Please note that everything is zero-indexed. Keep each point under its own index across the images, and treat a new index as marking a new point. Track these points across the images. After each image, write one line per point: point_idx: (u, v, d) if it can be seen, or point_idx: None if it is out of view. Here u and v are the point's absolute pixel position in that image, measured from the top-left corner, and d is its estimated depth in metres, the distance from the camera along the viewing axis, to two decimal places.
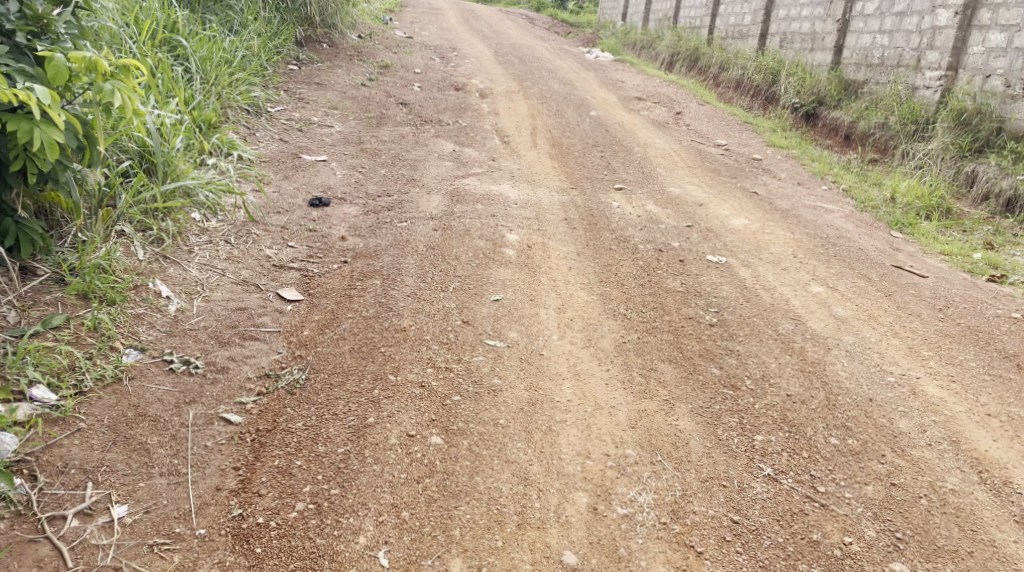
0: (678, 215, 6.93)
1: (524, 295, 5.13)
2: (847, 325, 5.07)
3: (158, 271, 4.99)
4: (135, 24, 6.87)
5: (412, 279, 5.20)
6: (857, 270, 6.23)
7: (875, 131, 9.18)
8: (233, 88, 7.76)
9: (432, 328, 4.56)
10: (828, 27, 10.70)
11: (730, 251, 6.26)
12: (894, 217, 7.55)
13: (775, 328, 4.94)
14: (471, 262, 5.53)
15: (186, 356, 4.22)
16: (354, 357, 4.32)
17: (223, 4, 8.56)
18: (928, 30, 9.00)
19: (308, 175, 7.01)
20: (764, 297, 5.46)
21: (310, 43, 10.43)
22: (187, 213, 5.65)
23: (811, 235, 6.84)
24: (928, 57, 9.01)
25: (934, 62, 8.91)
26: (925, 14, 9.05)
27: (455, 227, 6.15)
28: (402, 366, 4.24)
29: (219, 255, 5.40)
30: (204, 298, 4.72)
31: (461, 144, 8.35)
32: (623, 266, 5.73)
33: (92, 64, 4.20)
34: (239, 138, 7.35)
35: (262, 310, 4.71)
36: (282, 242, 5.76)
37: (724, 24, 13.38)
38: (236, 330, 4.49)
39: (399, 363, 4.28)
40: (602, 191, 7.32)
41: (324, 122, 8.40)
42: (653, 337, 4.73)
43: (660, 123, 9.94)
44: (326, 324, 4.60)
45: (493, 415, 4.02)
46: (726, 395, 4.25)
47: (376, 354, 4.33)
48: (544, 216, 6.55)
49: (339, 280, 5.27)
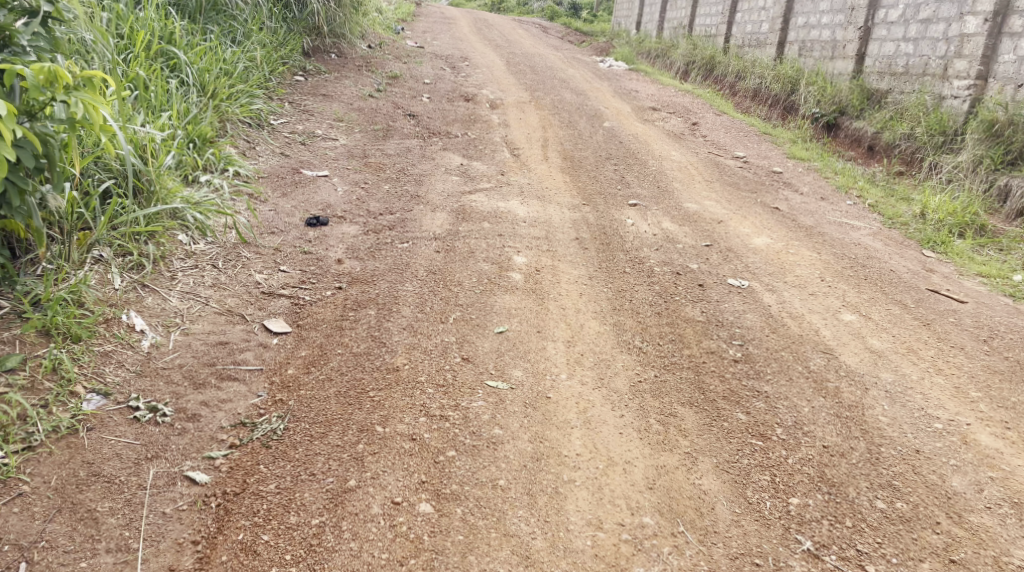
0: (696, 233, 6.52)
1: (531, 326, 4.73)
2: (885, 359, 4.63)
3: (134, 301, 4.60)
4: (130, 35, 6.55)
5: (409, 309, 4.80)
6: (889, 294, 5.79)
7: (901, 143, 8.73)
8: (232, 101, 7.41)
9: (429, 368, 4.15)
10: (849, 35, 10.25)
11: (752, 273, 5.83)
12: (925, 235, 7.10)
13: (805, 363, 4.52)
14: (474, 289, 5.13)
15: (154, 402, 3.82)
16: (341, 403, 3.92)
17: (226, 13, 8.21)
18: (956, 38, 8.55)
19: (306, 192, 6.63)
20: (792, 327, 5.04)
21: (318, 53, 10.07)
22: (173, 236, 5.29)
23: (839, 255, 6.40)
24: (956, 65, 8.54)
25: (961, 71, 8.44)
26: (952, 21, 8.61)
27: (460, 248, 5.75)
28: (392, 417, 3.84)
29: (204, 281, 5.00)
30: (184, 331, 4.31)
31: (470, 157, 7.96)
32: (638, 292, 5.32)
33: (53, 75, 3.87)
34: (237, 152, 6.99)
35: (244, 345, 4.31)
36: (273, 265, 5.37)
37: (742, 31, 12.94)
38: (213, 369, 4.09)
39: (390, 411, 3.87)
40: (616, 207, 6.91)
41: (328, 135, 8.03)
42: (672, 376, 4.30)
43: (677, 134, 9.51)
44: (313, 362, 4.20)
45: (491, 475, 3.61)
46: (755, 447, 3.82)
47: (364, 400, 3.93)
48: (554, 235, 6.14)
49: (332, 309, 4.87)
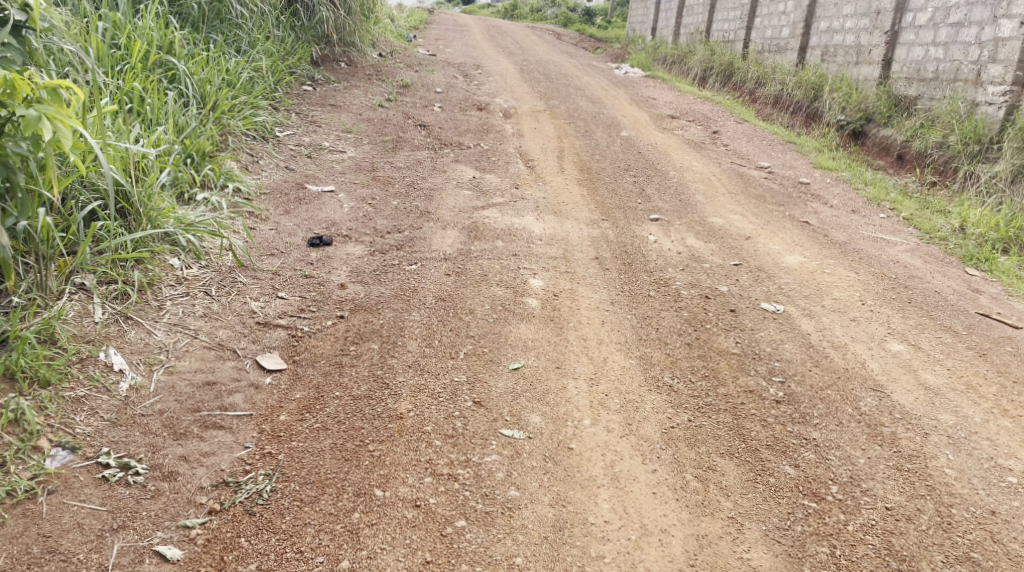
0: (722, 250, 6.08)
1: (550, 361, 4.30)
2: (942, 397, 4.34)
3: (115, 336, 4.21)
4: (125, 46, 6.21)
5: (416, 342, 4.38)
6: (937, 319, 5.33)
7: (933, 152, 8.28)
8: (235, 113, 7.01)
9: (436, 415, 3.73)
10: (875, 40, 9.76)
11: (786, 296, 5.37)
12: (967, 251, 6.63)
13: (855, 405, 4.18)
14: (486, 317, 4.70)
15: (127, 458, 3.46)
16: (336, 459, 3.52)
17: (231, 21, 7.84)
18: (989, 42, 8.11)
19: (311, 208, 6.23)
20: (836, 359, 4.59)
21: (326, 62, 9.69)
22: (164, 260, 4.88)
23: (877, 274, 5.93)
24: (990, 70, 8.09)
25: (996, 76, 7.99)
26: (985, 25, 8.16)
27: (472, 271, 5.33)
28: (393, 478, 3.44)
29: (196, 310, 4.59)
30: (168, 370, 3.91)
31: (483, 170, 7.53)
32: (664, 319, 4.88)
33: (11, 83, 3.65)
34: (239, 167, 6.60)
35: (234, 386, 3.89)
36: (271, 291, 4.94)
37: (761, 37, 12.45)
38: (197, 415, 3.68)
39: (391, 469, 3.47)
40: (637, 222, 6.48)
41: (335, 147, 7.63)
42: (708, 420, 3.88)
43: (698, 143, 9.07)
44: (308, 407, 3.79)
45: (507, 550, 3.23)
46: (809, 509, 3.44)
47: (362, 456, 3.52)
48: (572, 255, 5.71)
49: (332, 343, 4.45)
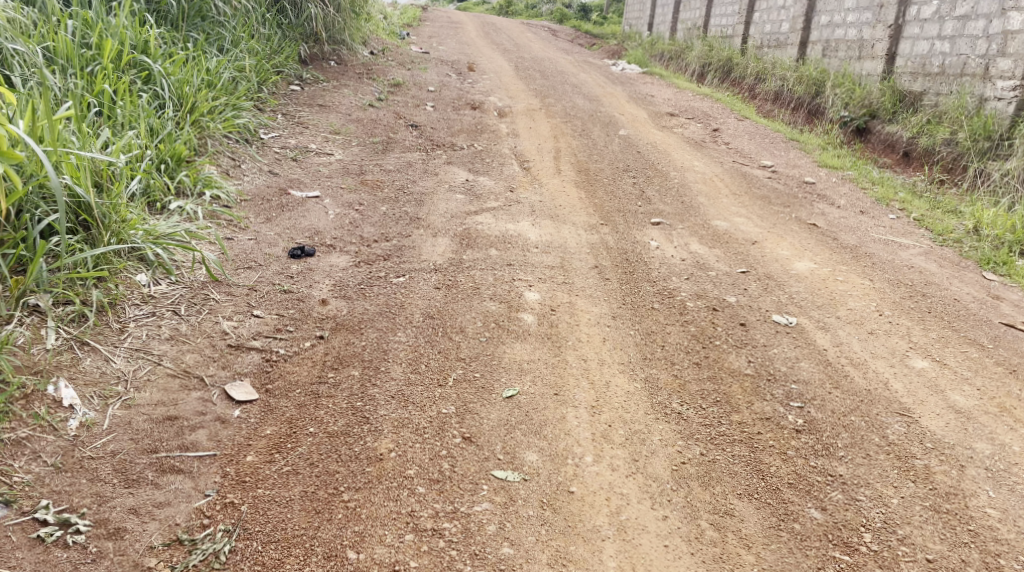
0: (729, 256, 5.71)
1: (546, 386, 3.94)
2: (975, 423, 3.97)
3: (69, 365, 3.80)
4: (95, 47, 5.83)
5: (400, 367, 4.00)
6: (960, 330, 4.95)
7: (941, 149, 7.91)
8: (216, 115, 6.62)
9: (421, 456, 3.44)
10: (878, 33, 9.38)
11: (799, 307, 4.99)
12: (983, 254, 6.24)
13: (882, 432, 3.80)
14: (478, 337, 4.32)
15: (67, 513, 3.16)
16: (305, 511, 3.22)
17: (213, 19, 7.47)
18: (998, 35, 7.74)
19: (294, 216, 5.83)
20: (857, 379, 4.21)
21: (316, 61, 9.29)
22: (130, 276, 4.49)
23: (893, 281, 5.55)
24: (998, 64, 7.73)
25: (1005, 70, 7.63)
26: (993, 17, 7.80)
27: (463, 283, 4.95)
28: (368, 536, 3.15)
29: (161, 333, 4.19)
30: (124, 404, 3.62)
31: (476, 172, 7.15)
32: (669, 335, 4.51)
33: None
34: (218, 172, 6.20)
35: (198, 421, 3.58)
36: (245, 309, 4.52)
37: (760, 32, 12.08)
38: (153, 457, 3.39)
39: (367, 525, 3.18)
40: (638, 226, 6.11)
41: (323, 149, 7.25)
42: (722, 453, 3.60)
43: (698, 142, 8.70)
44: (279, 445, 3.48)
45: None
46: (840, 564, 3.19)
47: (335, 508, 3.23)
48: (570, 264, 5.34)
49: (309, 369, 4.05)
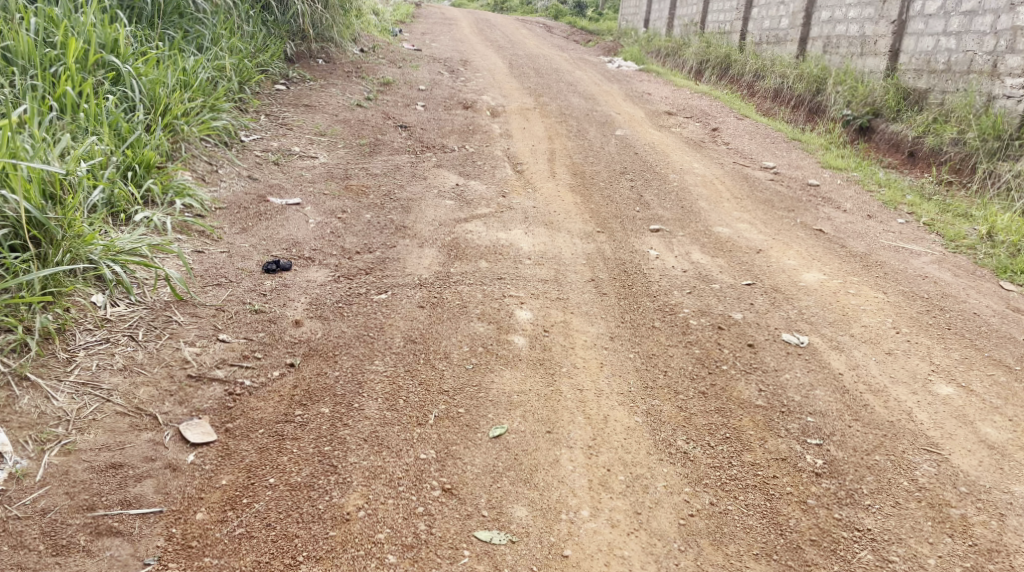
0: (734, 267, 5.31)
1: (538, 424, 3.56)
2: (1012, 461, 3.59)
3: (4, 405, 3.41)
4: (60, 46, 5.42)
5: (376, 404, 3.62)
6: (985, 349, 4.55)
7: (948, 149, 7.53)
8: (193, 118, 6.16)
9: (394, 516, 3.15)
10: (882, 29, 8.98)
11: (810, 323, 4.59)
12: (1000, 262, 5.83)
13: (911, 475, 3.44)
14: (463, 364, 3.92)
15: None
16: None
17: (191, 16, 7.06)
18: (1005, 30, 7.36)
19: (271, 225, 5.41)
20: (878, 410, 3.82)
21: (303, 58, 8.87)
22: (85, 297, 4.01)
23: (908, 293, 5.14)
24: (1007, 60, 7.34)
25: (1015, 67, 7.25)
26: (1000, 13, 7.42)
27: (449, 300, 4.53)
28: None
29: (114, 363, 3.74)
30: (62, 450, 3.32)
31: (466, 175, 6.74)
32: (673, 358, 4.11)
33: None
34: (193, 179, 5.75)
35: (144, 471, 3.28)
36: (210, 333, 4.05)
37: (759, 27, 11.67)
38: (90, 516, 3.11)
39: None
40: (636, 234, 5.72)
41: (307, 151, 6.80)
42: (734, 503, 3.29)
43: (697, 142, 8.30)
44: (234, 500, 3.20)
45: None
46: None
47: None
48: (564, 277, 4.93)
49: (275, 405, 3.64)
